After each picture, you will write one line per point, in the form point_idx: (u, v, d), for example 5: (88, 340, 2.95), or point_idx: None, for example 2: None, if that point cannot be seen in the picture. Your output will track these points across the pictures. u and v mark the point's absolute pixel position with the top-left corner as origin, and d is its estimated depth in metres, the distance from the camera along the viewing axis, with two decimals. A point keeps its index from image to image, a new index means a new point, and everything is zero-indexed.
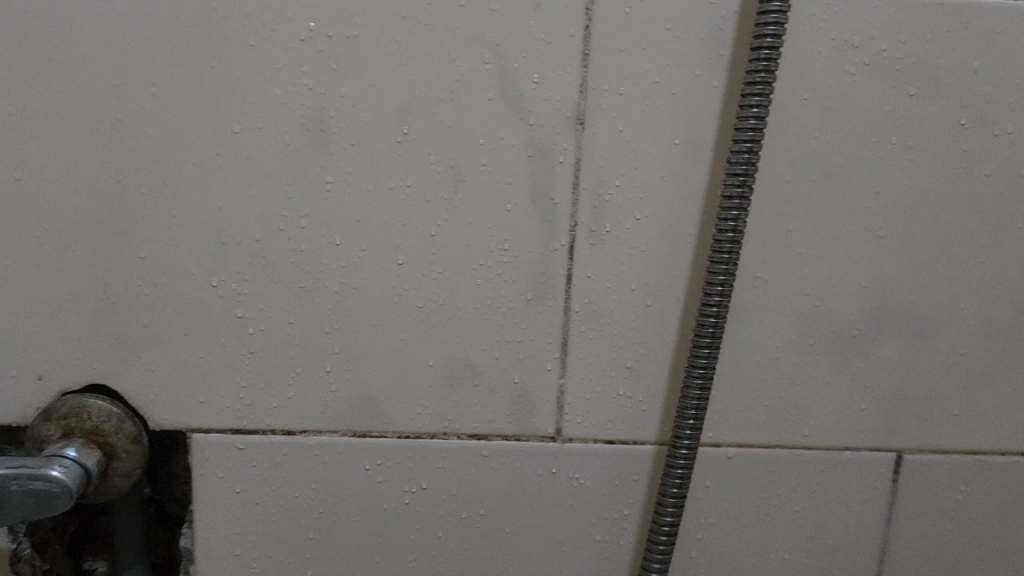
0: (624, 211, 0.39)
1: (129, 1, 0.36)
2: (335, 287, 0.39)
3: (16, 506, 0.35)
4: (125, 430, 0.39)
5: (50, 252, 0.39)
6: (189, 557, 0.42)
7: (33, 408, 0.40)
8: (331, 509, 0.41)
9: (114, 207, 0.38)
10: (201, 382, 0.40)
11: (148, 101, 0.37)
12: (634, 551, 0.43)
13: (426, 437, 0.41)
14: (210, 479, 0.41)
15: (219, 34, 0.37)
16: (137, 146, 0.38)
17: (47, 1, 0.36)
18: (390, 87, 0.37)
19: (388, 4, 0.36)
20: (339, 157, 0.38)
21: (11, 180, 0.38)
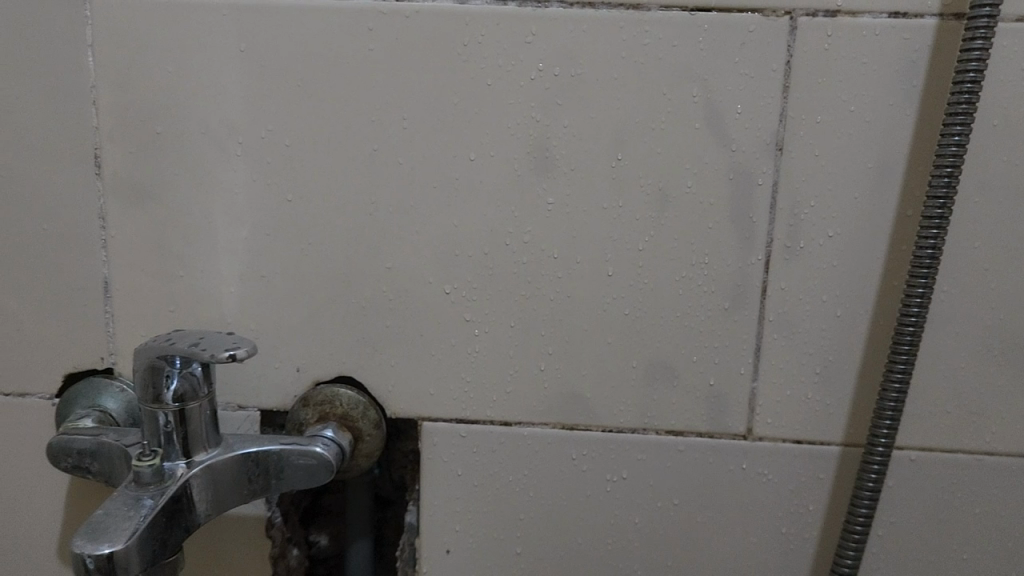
0: (817, 228, 0.42)
1: (389, 48, 0.42)
2: (551, 296, 0.44)
3: (291, 475, 0.42)
4: (369, 416, 0.45)
5: (310, 264, 0.45)
6: (414, 531, 0.48)
7: (291, 395, 0.47)
8: (540, 493, 0.46)
9: (366, 225, 0.44)
10: (431, 376, 0.46)
11: (400, 133, 0.43)
12: (817, 545, 0.46)
13: (628, 431, 0.45)
14: (436, 462, 0.46)
15: (462, 74, 0.42)
16: (388, 172, 0.43)
17: (321, 49, 0.42)
18: (609, 118, 0.42)
19: (610, 47, 0.41)
20: (560, 180, 0.43)
21: (283, 202, 0.44)
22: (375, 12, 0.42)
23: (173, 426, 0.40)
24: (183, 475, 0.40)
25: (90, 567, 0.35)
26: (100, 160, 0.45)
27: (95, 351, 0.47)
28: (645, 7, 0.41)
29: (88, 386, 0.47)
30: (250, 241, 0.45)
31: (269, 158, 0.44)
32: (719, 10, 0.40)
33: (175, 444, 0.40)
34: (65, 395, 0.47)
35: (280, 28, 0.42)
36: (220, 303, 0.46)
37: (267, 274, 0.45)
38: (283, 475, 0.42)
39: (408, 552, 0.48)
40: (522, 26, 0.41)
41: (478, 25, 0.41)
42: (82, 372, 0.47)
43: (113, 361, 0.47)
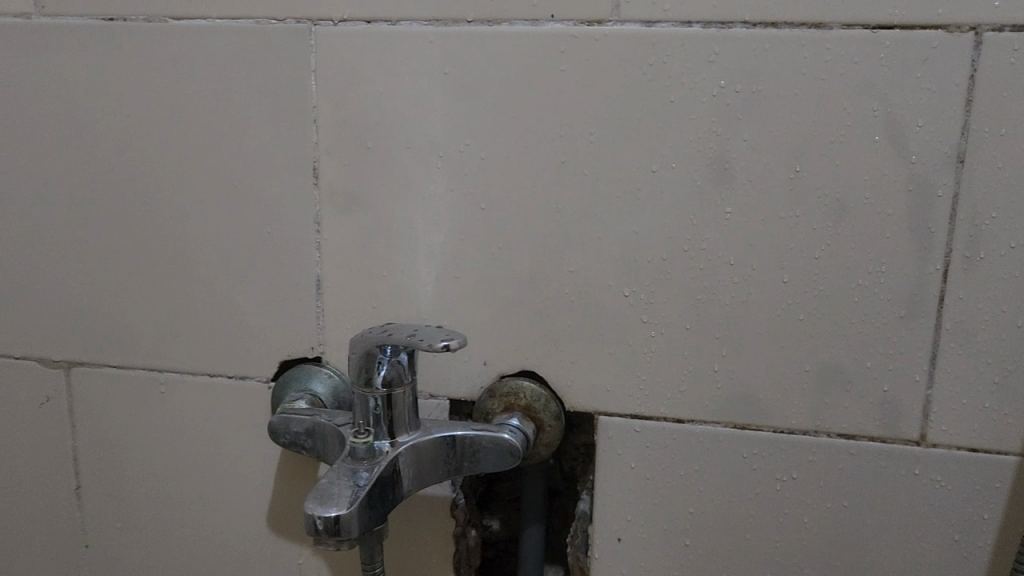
0: (999, 239, 0.43)
1: (579, 67, 0.46)
2: (727, 300, 0.46)
3: (483, 459, 0.46)
4: (550, 408, 0.49)
5: (500, 266, 0.49)
6: (587, 519, 0.51)
7: (478, 387, 0.51)
8: (710, 488, 0.49)
9: (552, 231, 0.48)
10: (609, 373, 0.49)
11: (587, 147, 0.46)
12: (992, 554, 0.47)
13: (799, 433, 0.47)
14: (611, 454, 0.49)
15: (647, 92, 0.45)
16: (574, 183, 0.47)
17: (516, 69, 0.46)
18: (787, 132, 0.44)
19: (791, 63, 0.43)
20: (739, 190, 0.45)
21: (477, 210, 0.49)
22: (567, 35, 0.45)
23: (382, 408, 0.44)
24: (390, 453, 0.44)
25: (320, 528, 0.40)
26: (317, 172, 0.50)
27: (306, 341, 0.53)
28: (827, 26, 0.43)
29: (300, 372, 0.52)
30: (446, 245, 0.49)
31: (466, 169, 0.48)
32: (901, 27, 0.42)
33: (382, 424, 0.45)
34: (280, 379, 0.53)
35: (480, 51, 0.47)
36: (417, 301, 0.51)
37: (461, 275, 0.50)
38: (476, 458, 0.46)
39: (580, 538, 0.52)
40: (706, 46, 0.44)
41: (663, 46, 0.44)
42: (295, 359, 0.53)
43: (321, 350, 0.52)
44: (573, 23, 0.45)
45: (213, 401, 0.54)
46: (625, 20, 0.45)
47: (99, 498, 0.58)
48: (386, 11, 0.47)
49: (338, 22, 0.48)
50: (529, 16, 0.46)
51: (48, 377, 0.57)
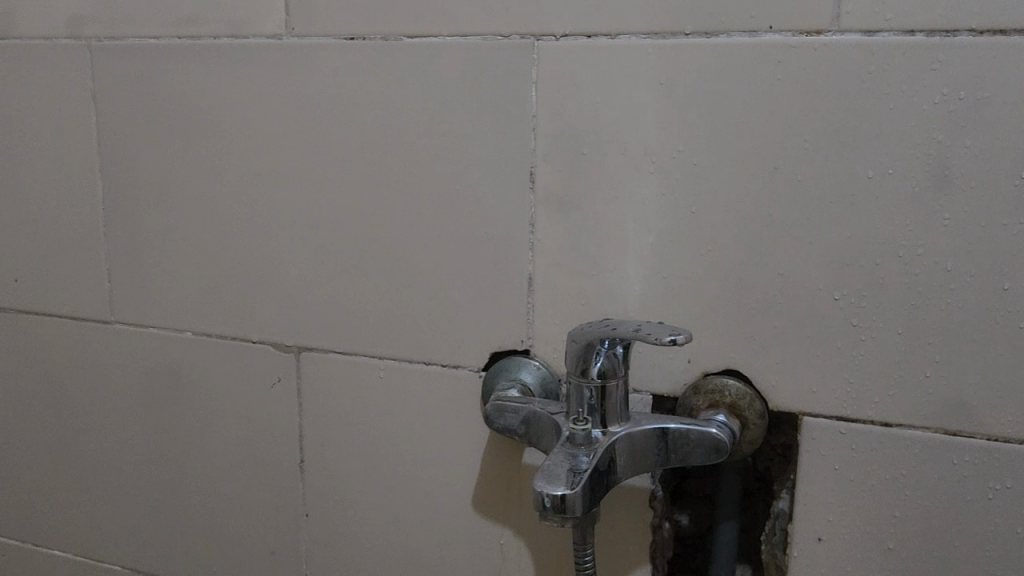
0: None
1: (796, 75, 0.47)
2: (942, 306, 0.47)
3: (690, 452, 0.48)
4: (755, 406, 0.50)
5: (708, 267, 0.51)
6: (786, 518, 0.53)
7: (681, 383, 0.53)
8: (917, 493, 0.49)
9: (762, 234, 0.49)
10: (815, 374, 0.50)
11: (801, 153, 0.48)
12: None
13: (1014, 441, 0.47)
14: (814, 455, 0.51)
15: (866, 100, 0.46)
16: (786, 187, 0.48)
17: (733, 78, 0.48)
18: (1013, 139, 0.44)
19: (1020, 69, 0.43)
20: (959, 197, 0.45)
21: (688, 213, 0.51)
22: (786, 46, 0.47)
23: (597, 398, 0.48)
24: (605, 441, 0.47)
25: (548, 506, 0.44)
26: (534, 176, 0.54)
27: (516, 335, 0.56)
28: None
29: (509, 364, 0.56)
30: (655, 247, 0.52)
31: (679, 174, 0.50)
32: None
33: (597, 413, 0.48)
34: (491, 369, 0.57)
35: (697, 62, 0.49)
36: (625, 299, 0.53)
37: (669, 275, 0.52)
38: (684, 450, 0.48)
39: (779, 536, 0.53)
40: (929, 54, 0.45)
41: (884, 54, 0.45)
42: (505, 351, 0.57)
43: (530, 343, 0.56)
44: (792, 34, 0.47)
45: (428, 387, 0.59)
46: (845, 30, 0.46)
47: (320, 472, 0.63)
48: (607, 25, 0.50)
49: (561, 37, 0.51)
50: (747, 28, 0.48)
51: (280, 359, 0.63)
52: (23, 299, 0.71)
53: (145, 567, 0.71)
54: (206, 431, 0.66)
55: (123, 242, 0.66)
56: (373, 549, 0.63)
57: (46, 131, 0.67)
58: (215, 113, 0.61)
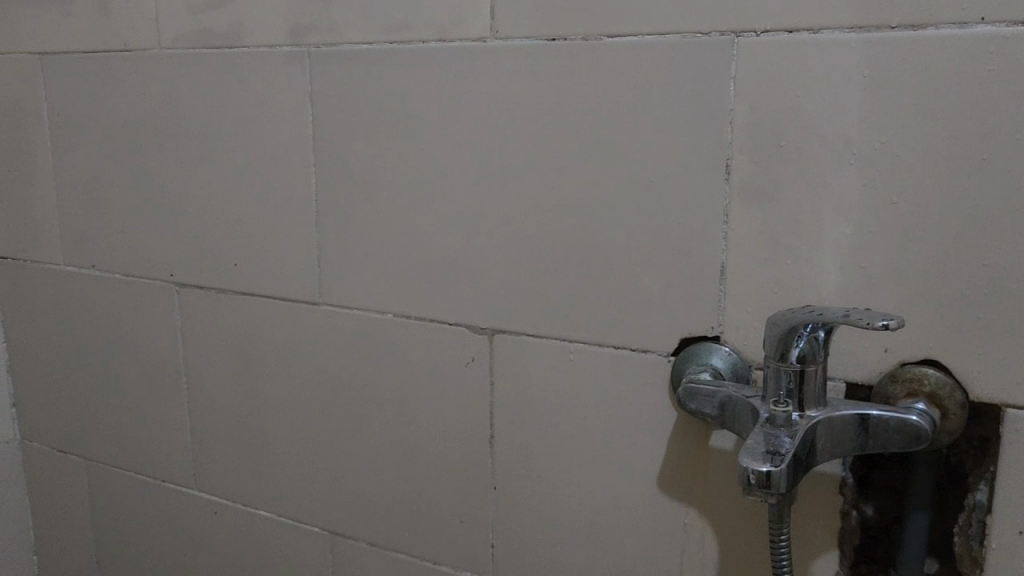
0: None
1: (1009, 66, 0.47)
2: None
3: (889, 438, 0.48)
4: (956, 396, 0.51)
5: (908, 257, 0.52)
6: (983, 510, 0.53)
7: (877, 372, 0.54)
8: None
9: (967, 224, 0.50)
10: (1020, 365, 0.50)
11: (1011, 144, 0.48)
12: None
13: None
14: (1018, 447, 0.51)
15: None
16: (995, 178, 0.49)
17: (941, 69, 0.49)
18: None
19: None
20: None
21: (889, 204, 0.52)
22: (998, 36, 0.47)
23: (795, 382, 0.49)
24: (804, 423, 0.49)
25: (751, 482, 0.47)
26: (730, 169, 0.56)
27: (708, 322, 0.58)
28: None
29: (700, 349, 0.58)
30: (853, 237, 0.53)
31: (880, 166, 0.51)
32: None
33: (795, 397, 0.50)
34: (681, 354, 0.59)
35: (903, 55, 0.50)
36: (820, 288, 0.55)
37: (867, 265, 0.53)
38: (882, 437, 0.49)
39: (976, 528, 0.54)
40: None
41: None
42: (695, 337, 0.59)
43: (721, 330, 0.58)
44: (1005, 25, 0.47)
45: (617, 371, 0.62)
46: None
47: (509, 448, 0.68)
48: (810, 21, 0.52)
49: (761, 33, 0.53)
50: (958, 20, 0.48)
51: (474, 341, 0.67)
52: (240, 281, 0.78)
53: (341, 530, 0.78)
54: (403, 405, 0.72)
55: (331, 231, 0.72)
56: (558, 522, 0.67)
57: (267, 130, 0.74)
58: (420, 111, 0.66)
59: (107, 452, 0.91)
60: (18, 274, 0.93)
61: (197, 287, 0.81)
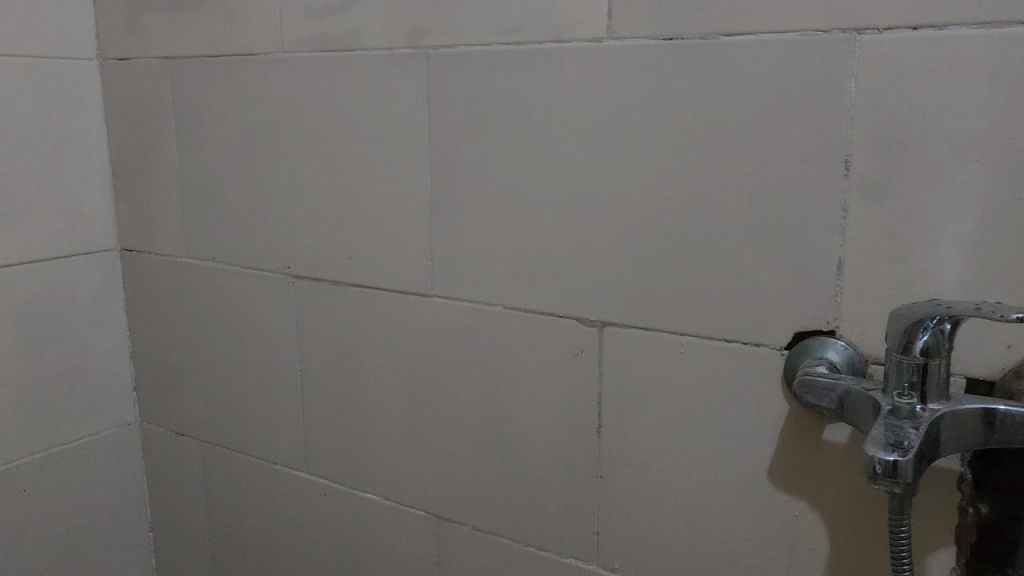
0: None
1: None
2: None
3: (1014, 433, 0.48)
4: None
5: None
6: None
7: (999, 367, 0.54)
8: None
9: None
10: None
11: None
12: None
13: None
14: None
15: None
16: None
17: None
18: None
19: None
20: None
21: (1015, 199, 0.52)
22: None
23: (918, 375, 0.50)
24: (928, 415, 0.50)
25: (877, 471, 0.48)
26: (848, 164, 0.56)
27: (823, 316, 0.59)
28: None
29: (816, 343, 0.59)
30: (977, 232, 0.53)
31: (1006, 161, 0.52)
32: None
33: (918, 390, 0.50)
34: (795, 348, 0.60)
35: None
36: (941, 283, 0.55)
37: (990, 260, 0.53)
38: (1008, 431, 0.49)
39: None
40: None
41: None
42: (809, 331, 0.60)
43: (836, 324, 0.59)
44: None
45: (728, 363, 0.63)
46: None
47: (617, 438, 0.69)
48: (935, 18, 0.52)
49: (883, 30, 0.54)
50: None
51: (584, 333, 0.69)
52: (354, 274, 0.82)
53: (446, 515, 0.80)
54: (511, 395, 0.74)
55: (444, 226, 0.75)
56: (665, 511, 0.68)
57: (383, 129, 0.77)
58: (534, 109, 0.69)
59: (223, 435, 0.96)
60: (143, 266, 0.99)
61: (312, 279, 0.85)
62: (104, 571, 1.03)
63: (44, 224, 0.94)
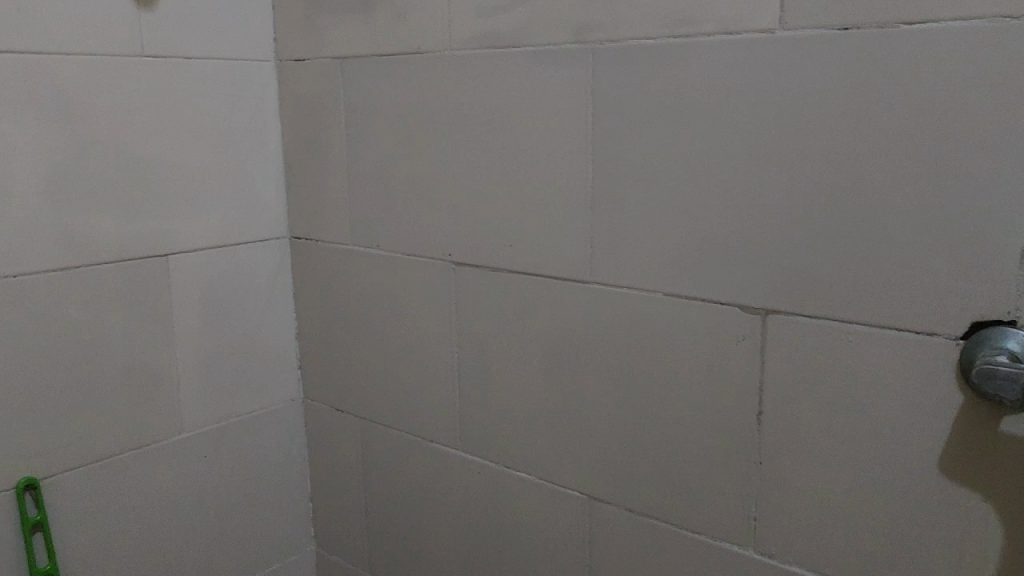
0: None
1: None
2: None
3: None
4: None
5: None
6: None
7: None
8: None
9: None
10: None
11: None
12: None
13: None
14: None
15: None
16: None
17: None
18: None
19: None
20: None
21: None
22: None
23: None
24: None
25: None
26: None
27: (1002, 305, 0.58)
28: None
29: (996, 334, 0.58)
30: None
31: None
32: None
33: None
34: (972, 338, 0.60)
35: None
36: None
37: None
38: None
39: None
40: None
41: None
42: (987, 321, 0.59)
43: (1017, 314, 0.58)
44: None
45: (899, 352, 0.63)
46: None
47: (777, 424, 0.70)
48: None
49: None
50: None
51: (745, 320, 0.70)
52: (514, 260, 0.85)
53: (599, 495, 0.83)
54: (667, 379, 0.76)
55: (605, 214, 0.78)
56: (824, 498, 0.69)
57: (546, 121, 0.80)
58: (701, 100, 0.70)
59: (382, 412, 1.02)
60: (311, 252, 1.06)
61: (473, 265, 0.89)
62: (268, 536, 1.11)
63: (227, 212, 1.02)
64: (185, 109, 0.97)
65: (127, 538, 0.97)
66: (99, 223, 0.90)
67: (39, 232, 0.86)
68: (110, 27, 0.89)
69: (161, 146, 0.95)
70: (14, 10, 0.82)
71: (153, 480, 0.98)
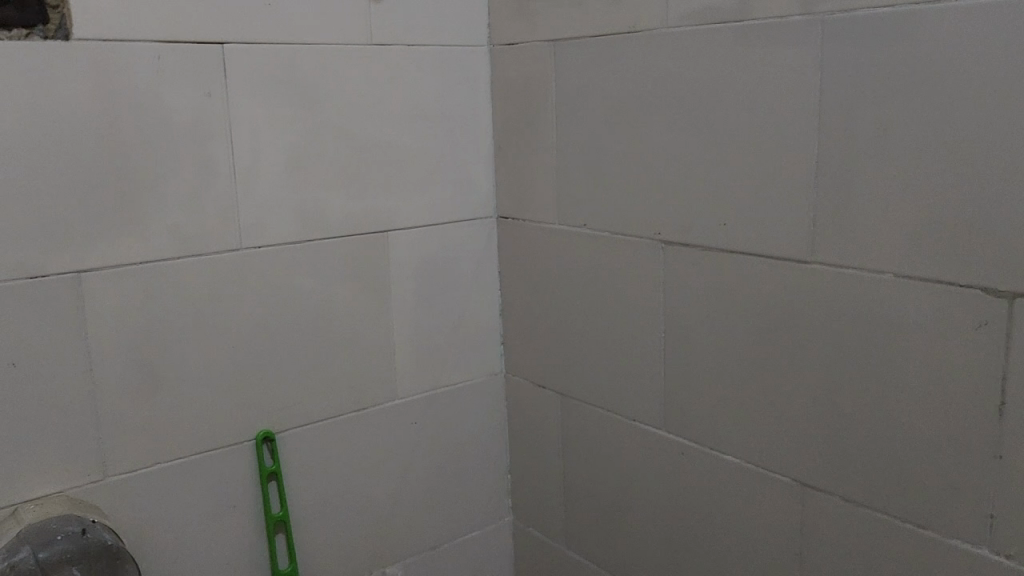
0: None
1: None
2: None
3: None
4: None
5: None
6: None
7: None
8: None
9: None
10: None
11: None
12: None
13: None
14: None
15: None
16: None
17: None
18: None
19: None
20: None
21: None
22: None
23: None
24: None
25: None
26: None
27: None
28: None
29: None
30: None
31: None
32: None
33: None
34: None
35: None
36: None
37: None
38: None
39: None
40: None
41: None
42: None
43: None
44: None
45: None
46: None
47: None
48: None
49: None
50: None
51: (989, 305, 0.66)
52: (728, 240, 0.84)
53: (813, 483, 0.80)
54: (895, 365, 0.72)
55: (830, 192, 0.75)
56: None
57: (767, 96, 0.78)
58: (944, 69, 0.66)
59: (585, 389, 1.04)
60: (519, 231, 1.10)
61: (683, 244, 0.89)
62: (472, 502, 1.16)
63: (443, 192, 1.07)
64: (407, 93, 1.02)
65: (348, 494, 1.04)
66: (332, 200, 0.98)
67: (280, 207, 0.94)
68: (344, 17, 0.96)
69: (386, 129, 1.01)
70: (264, 4, 0.90)
71: (370, 442, 1.05)
